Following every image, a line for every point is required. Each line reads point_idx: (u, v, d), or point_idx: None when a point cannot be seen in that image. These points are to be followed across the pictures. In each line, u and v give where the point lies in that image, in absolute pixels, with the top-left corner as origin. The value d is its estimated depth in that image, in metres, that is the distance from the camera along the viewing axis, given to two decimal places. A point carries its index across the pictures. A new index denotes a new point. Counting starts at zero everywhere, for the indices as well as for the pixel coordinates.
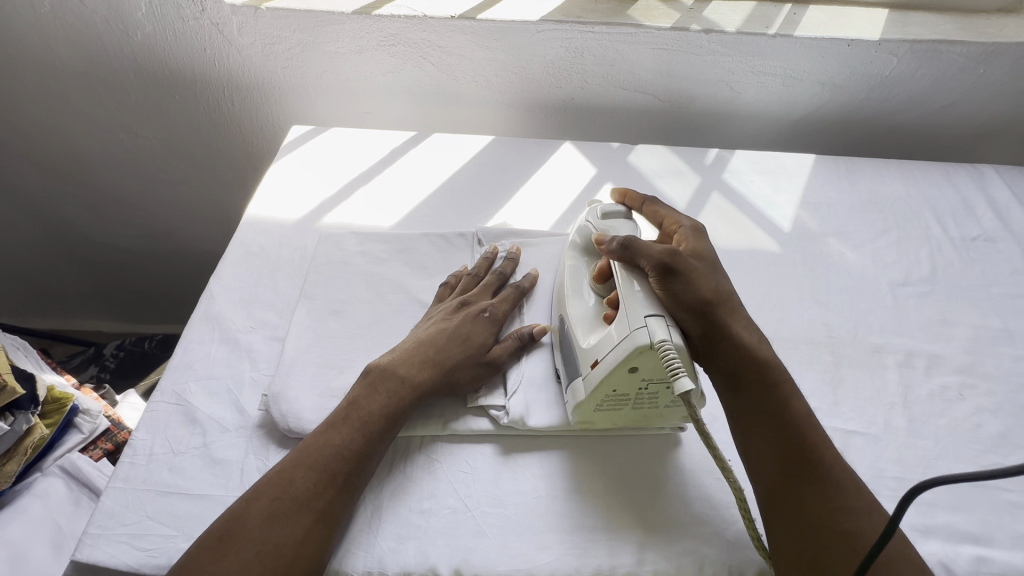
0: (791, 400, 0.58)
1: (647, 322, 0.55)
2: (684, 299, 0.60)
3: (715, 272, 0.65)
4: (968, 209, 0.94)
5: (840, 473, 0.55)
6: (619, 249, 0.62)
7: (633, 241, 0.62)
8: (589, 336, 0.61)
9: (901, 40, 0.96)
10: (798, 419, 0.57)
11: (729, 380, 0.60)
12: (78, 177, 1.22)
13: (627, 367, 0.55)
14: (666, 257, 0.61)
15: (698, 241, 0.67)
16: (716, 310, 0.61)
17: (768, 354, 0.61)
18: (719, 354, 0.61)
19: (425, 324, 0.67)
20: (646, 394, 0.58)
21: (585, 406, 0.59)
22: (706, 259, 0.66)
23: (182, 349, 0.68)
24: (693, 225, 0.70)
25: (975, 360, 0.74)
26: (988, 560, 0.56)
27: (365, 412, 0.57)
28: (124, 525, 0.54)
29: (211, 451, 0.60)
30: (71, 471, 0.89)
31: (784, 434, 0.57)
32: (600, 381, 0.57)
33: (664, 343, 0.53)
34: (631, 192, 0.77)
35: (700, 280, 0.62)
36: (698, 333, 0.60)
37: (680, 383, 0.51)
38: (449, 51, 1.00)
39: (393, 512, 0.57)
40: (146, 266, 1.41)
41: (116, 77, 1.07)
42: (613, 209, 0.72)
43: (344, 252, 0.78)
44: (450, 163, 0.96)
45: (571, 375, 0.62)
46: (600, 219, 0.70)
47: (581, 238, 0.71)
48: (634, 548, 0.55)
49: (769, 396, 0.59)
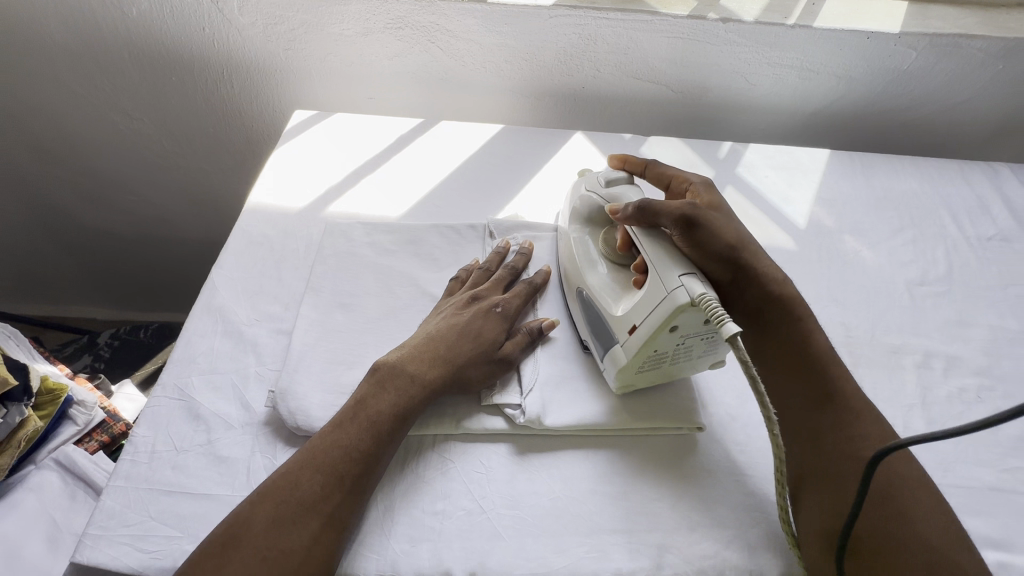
0: (813, 334, 0.61)
1: (683, 281, 0.53)
2: (709, 248, 0.61)
3: (734, 219, 0.66)
4: (983, 207, 0.93)
5: (856, 400, 0.57)
6: (636, 213, 0.60)
7: (649, 201, 0.60)
8: (620, 304, 0.60)
9: (921, 34, 0.94)
10: (821, 354, 0.59)
11: (752, 317, 0.63)
12: (69, 159, 1.17)
13: (669, 326, 0.54)
14: (688, 211, 0.60)
15: (710, 194, 0.67)
16: (740, 253, 0.62)
17: (790, 292, 0.63)
18: (744, 293, 0.62)
19: (434, 318, 0.65)
20: (683, 348, 0.57)
21: (628, 370, 0.58)
22: (722, 210, 0.66)
23: (183, 342, 0.66)
24: (705, 179, 0.69)
25: (992, 362, 0.73)
26: (1008, 566, 0.56)
27: (373, 412, 0.55)
28: (126, 525, 0.52)
29: (216, 449, 0.57)
30: (67, 465, 0.86)
31: (806, 366, 0.59)
32: (642, 346, 0.56)
33: (705, 295, 0.51)
34: (630, 156, 0.75)
35: (724, 227, 0.62)
36: (723, 276, 0.62)
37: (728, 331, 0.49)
38: (458, 35, 0.97)
39: (405, 513, 0.55)
40: (140, 253, 1.37)
41: (109, 55, 1.03)
42: (614, 176, 0.70)
43: (352, 243, 0.76)
44: (460, 151, 0.93)
45: (607, 344, 0.61)
46: (605, 187, 0.69)
47: (584, 207, 0.71)
48: (654, 552, 0.54)
49: (792, 333, 0.61)
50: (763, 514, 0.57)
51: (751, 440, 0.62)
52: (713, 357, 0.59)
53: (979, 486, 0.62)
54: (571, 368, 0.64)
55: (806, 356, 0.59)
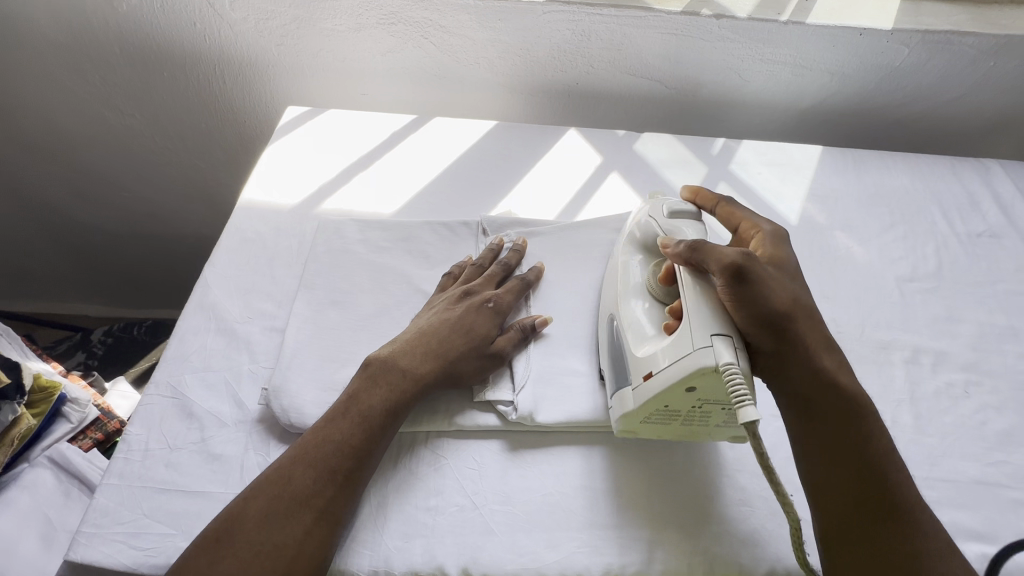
0: (877, 436, 0.53)
1: (713, 341, 0.50)
2: (757, 313, 0.51)
3: (797, 282, 0.57)
4: (973, 204, 0.94)
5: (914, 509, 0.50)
6: (686, 253, 0.56)
7: (700, 243, 0.55)
8: (643, 345, 0.57)
9: (913, 31, 0.94)
10: (881, 459, 0.52)
11: (798, 404, 0.54)
12: (60, 155, 1.16)
13: (686, 385, 0.51)
14: (741, 259, 0.52)
15: (777, 248, 0.61)
16: (795, 325, 0.53)
17: (847, 381, 0.54)
18: (792, 376, 0.53)
19: (426, 314, 0.65)
20: (698, 411, 0.54)
21: (632, 416, 0.56)
22: (788, 268, 0.59)
23: (176, 339, 0.66)
24: (774, 228, 0.63)
25: (980, 358, 0.74)
26: (992, 558, 0.57)
27: (365, 407, 0.55)
28: (120, 523, 0.52)
29: (209, 447, 0.58)
30: (61, 462, 0.86)
31: (862, 470, 0.51)
32: (653, 397, 0.53)
33: (731, 365, 0.48)
34: (703, 190, 0.71)
35: (780, 289, 0.54)
36: (770, 349, 0.53)
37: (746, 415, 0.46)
38: (452, 31, 0.96)
39: (398, 510, 0.55)
40: (134, 251, 1.36)
41: (100, 51, 1.02)
42: (682, 207, 0.66)
43: (345, 240, 0.75)
44: (454, 147, 0.93)
45: (619, 381, 0.58)
46: (667, 218, 0.65)
47: (641, 233, 0.66)
48: (644, 547, 0.54)
49: (849, 433, 0.52)
50: (753, 509, 0.57)
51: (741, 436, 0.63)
52: (733, 431, 0.56)
53: (964, 480, 0.63)
54: (566, 365, 0.65)
55: (863, 460, 0.51)
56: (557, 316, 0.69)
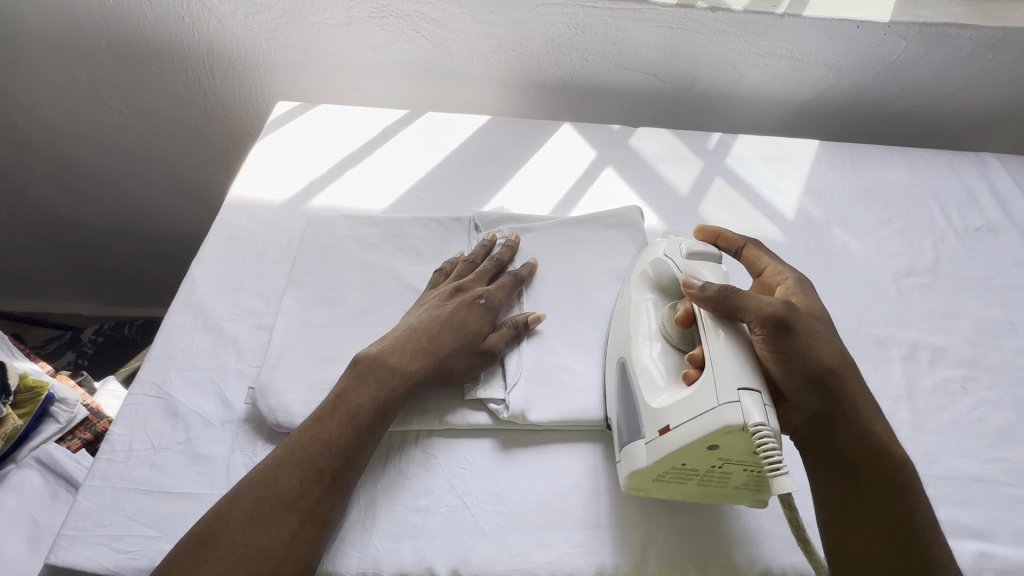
0: (920, 504, 0.51)
1: (741, 397, 0.47)
2: (799, 368, 0.51)
3: (835, 336, 0.56)
4: (971, 198, 0.93)
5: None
6: (716, 298, 0.53)
7: (734, 290, 0.53)
8: (659, 395, 0.53)
9: (911, 23, 0.93)
10: (923, 528, 0.50)
11: (842, 467, 0.52)
12: (48, 152, 1.15)
13: (708, 444, 0.47)
14: (782, 311, 0.51)
15: (809, 297, 0.59)
16: (838, 384, 0.53)
17: (893, 447, 0.53)
18: (837, 437, 0.52)
19: (417, 310, 0.64)
20: (717, 472, 0.50)
21: (644, 474, 0.52)
22: (822, 319, 0.58)
23: (161, 338, 0.65)
24: (800, 277, 0.62)
25: (978, 353, 0.73)
26: (990, 556, 0.56)
27: (353, 406, 0.54)
28: (102, 525, 0.51)
29: (195, 447, 0.57)
30: (48, 463, 0.85)
31: (900, 537, 0.50)
32: (668, 454, 0.49)
33: (761, 426, 0.45)
34: (725, 231, 0.68)
35: (825, 345, 0.53)
36: (814, 406, 0.52)
37: (780, 484, 0.44)
38: (444, 24, 0.95)
39: (387, 510, 0.54)
40: (125, 249, 1.34)
41: (88, 46, 1.01)
42: (701, 248, 0.63)
43: (335, 236, 0.74)
44: (446, 143, 0.92)
45: (629, 432, 0.55)
46: (685, 258, 0.61)
47: (655, 273, 0.63)
48: (638, 547, 0.54)
49: (892, 500, 0.51)
50: (749, 507, 0.56)
51: None
52: (753, 494, 0.52)
53: (962, 477, 0.62)
54: (559, 362, 0.63)
55: (902, 527, 0.50)
56: (550, 313, 0.68)
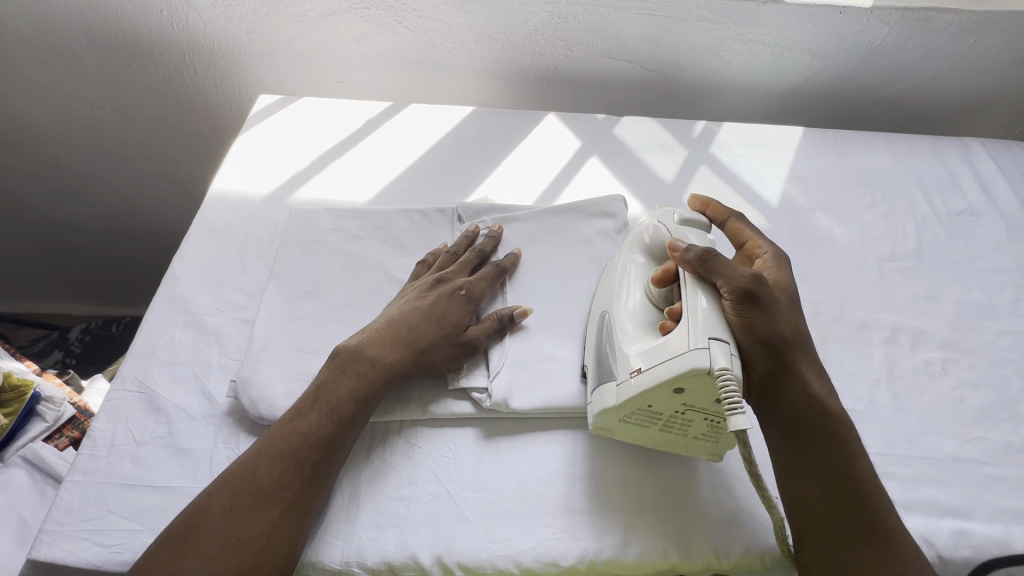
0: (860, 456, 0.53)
1: (709, 344, 0.48)
2: (757, 333, 0.52)
3: (798, 310, 0.57)
4: (953, 182, 0.93)
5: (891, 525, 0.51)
6: (696, 260, 0.55)
7: (715, 253, 0.54)
8: (633, 342, 0.55)
9: (893, 8, 0.93)
10: (866, 480, 0.52)
11: (787, 427, 0.53)
12: (29, 153, 1.14)
13: (674, 386, 0.49)
14: (752, 281, 0.53)
15: (781, 272, 0.60)
16: (791, 351, 0.53)
17: (835, 408, 0.54)
18: (783, 400, 0.53)
19: (399, 301, 0.63)
20: (680, 418, 0.53)
21: (612, 413, 0.54)
22: (788, 293, 0.58)
23: (143, 333, 0.64)
24: (778, 251, 0.63)
25: (958, 335, 0.74)
26: (968, 533, 0.57)
27: (333, 398, 0.54)
28: (84, 520, 0.51)
29: (177, 441, 0.57)
30: (35, 461, 0.84)
31: (840, 489, 0.51)
32: (636, 393, 0.51)
33: (725, 371, 0.47)
34: (713, 202, 0.71)
35: (784, 315, 0.54)
36: (764, 371, 0.53)
37: (735, 422, 0.45)
38: (426, 15, 0.94)
39: (371, 499, 0.55)
40: (110, 248, 1.32)
41: (66, 42, 1.00)
42: (693, 216, 0.64)
43: (317, 229, 0.74)
44: (429, 135, 0.91)
45: (601, 376, 0.56)
46: (676, 224, 0.62)
47: (649, 237, 0.64)
48: (620, 531, 0.54)
49: (833, 456, 0.53)
50: (730, 490, 0.57)
51: None
52: (711, 445, 0.55)
53: (941, 457, 0.63)
54: (542, 350, 0.64)
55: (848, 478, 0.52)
56: (533, 303, 0.68)
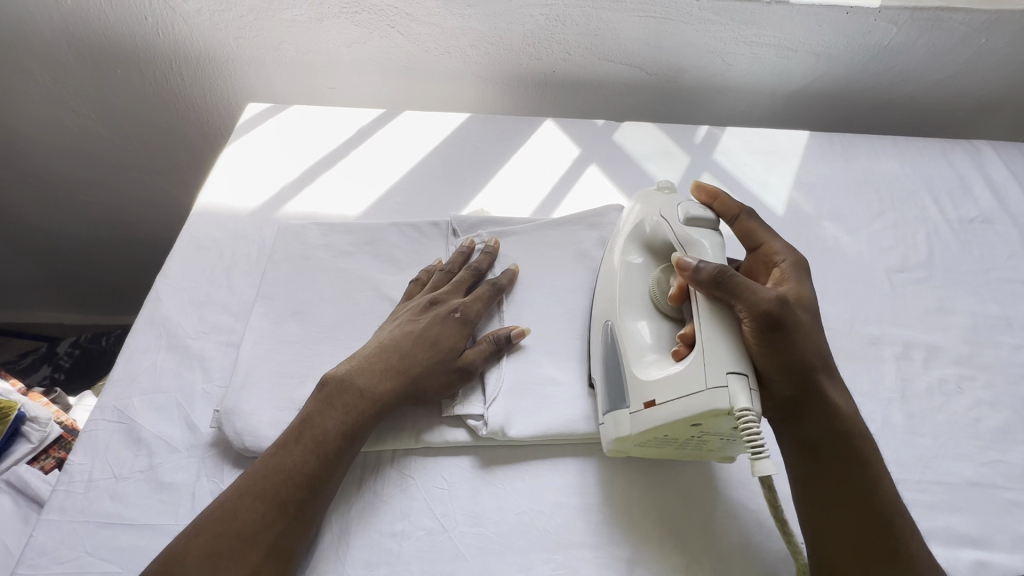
0: (880, 474, 0.51)
1: (729, 381, 0.46)
2: (782, 359, 0.49)
3: (818, 325, 0.55)
4: (965, 188, 0.90)
5: (920, 556, 0.48)
6: (710, 281, 0.50)
7: (729, 272, 0.50)
8: (645, 368, 0.53)
9: (902, 8, 0.90)
10: (886, 500, 0.50)
11: (807, 449, 0.52)
12: (15, 163, 1.11)
13: (693, 421, 0.48)
14: (776, 306, 0.49)
15: (800, 285, 0.57)
16: (814, 371, 0.51)
17: (858, 424, 0.52)
18: (805, 421, 0.51)
19: (389, 325, 0.61)
20: (695, 440, 0.51)
21: (628, 440, 0.52)
22: (808, 308, 0.56)
23: (124, 359, 0.62)
24: (798, 261, 0.59)
25: (973, 351, 0.71)
26: (987, 565, 0.54)
27: (320, 432, 0.51)
28: (59, 563, 0.48)
29: (158, 475, 0.54)
30: (19, 485, 0.81)
31: (863, 511, 0.49)
32: (654, 426, 0.49)
33: (747, 411, 0.45)
34: (723, 195, 0.64)
35: (808, 335, 0.51)
36: (787, 394, 0.51)
37: (761, 466, 0.44)
38: (419, 19, 0.91)
39: (361, 536, 0.52)
40: (100, 258, 1.29)
41: (49, 50, 0.97)
42: (700, 212, 0.59)
43: (306, 245, 0.71)
44: (424, 143, 0.88)
45: (612, 402, 0.54)
46: (683, 225, 0.58)
47: (651, 232, 0.60)
48: (624, 567, 0.51)
49: (852, 473, 0.50)
50: (739, 519, 0.55)
51: None
52: (722, 454, 0.54)
53: (958, 481, 0.60)
54: (542, 372, 0.61)
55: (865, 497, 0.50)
56: (530, 323, 0.65)
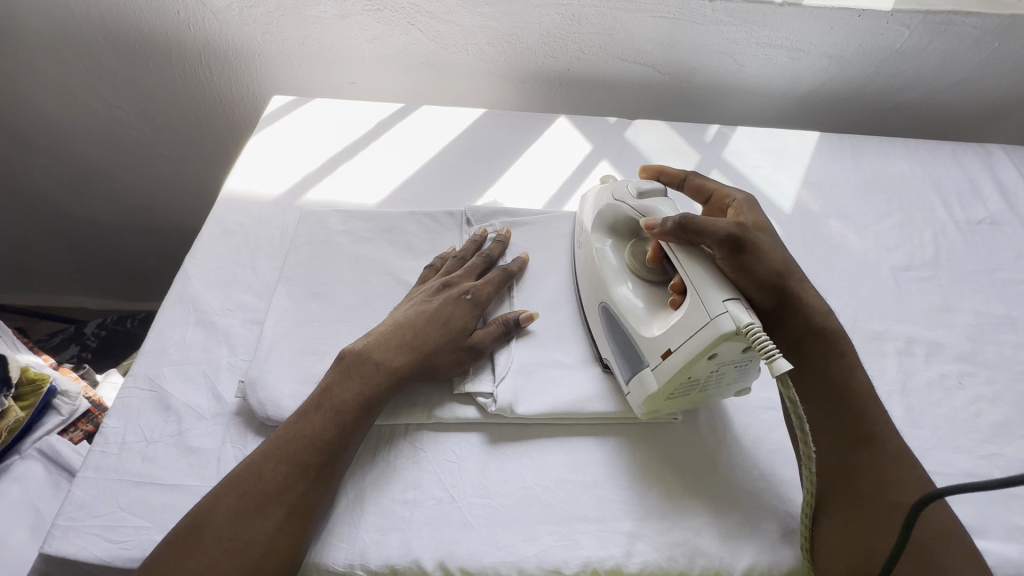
0: (853, 373, 0.57)
1: (728, 306, 0.49)
2: (756, 274, 0.56)
3: (779, 242, 0.61)
4: (974, 190, 0.91)
5: (897, 450, 0.53)
6: (676, 229, 0.55)
7: (690, 218, 0.55)
8: (653, 325, 0.55)
9: (914, 11, 0.91)
10: (860, 397, 0.56)
11: (792, 349, 0.59)
12: (49, 150, 1.15)
13: (709, 353, 0.50)
14: (736, 230, 0.55)
15: (754, 213, 0.63)
16: (786, 280, 0.58)
17: (832, 324, 0.59)
18: (787, 324, 0.59)
19: (405, 305, 0.64)
20: (715, 377, 0.53)
21: (657, 396, 0.54)
22: (769, 231, 0.62)
23: (155, 331, 0.65)
24: (747, 197, 0.65)
25: (976, 348, 0.72)
26: (982, 552, 0.56)
27: (338, 401, 0.54)
28: (95, 516, 0.52)
29: (186, 440, 0.57)
30: (50, 454, 0.86)
31: (841, 404, 0.56)
32: (677, 372, 0.52)
33: (752, 325, 0.48)
34: (666, 168, 0.71)
35: (770, 252, 0.58)
36: (769, 305, 0.58)
37: (778, 365, 0.46)
38: (438, 17, 0.94)
39: (375, 503, 0.55)
40: (126, 244, 1.34)
41: (85, 41, 1.01)
42: (649, 185, 0.64)
43: (327, 231, 0.74)
44: (441, 136, 0.91)
45: (633, 365, 0.57)
46: (637, 198, 0.63)
47: (611, 215, 0.65)
48: (624, 540, 0.54)
49: (831, 367, 0.58)
50: (736, 500, 0.56)
51: (726, 428, 0.62)
52: (738, 386, 0.56)
53: (955, 472, 0.61)
54: (549, 354, 0.64)
55: (838, 391, 0.57)
56: (539, 309, 0.67)
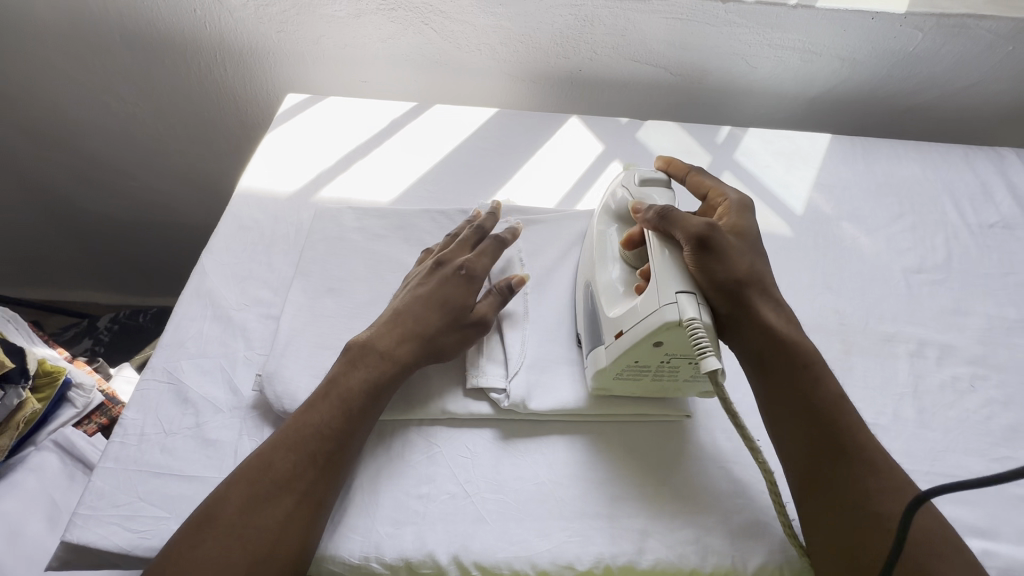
0: (823, 381, 0.55)
1: (678, 298, 0.51)
2: (716, 277, 0.55)
3: (752, 251, 0.60)
4: (987, 194, 0.91)
5: (880, 459, 0.52)
6: (655, 218, 0.57)
7: (671, 209, 0.57)
8: (615, 305, 0.58)
9: (928, 14, 0.91)
10: (829, 405, 0.54)
11: (753, 359, 0.57)
12: (64, 145, 1.17)
13: (653, 340, 0.52)
14: (705, 229, 0.55)
15: (741, 216, 0.62)
16: (747, 288, 0.57)
17: (795, 335, 0.57)
18: (744, 333, 0.57)
19: (403, 291, 0.64)
20: (667, 366, 0.56)
21: (606, 372, 0.57)
22: (748, 239, 0.61)
23: (172, 325, 0.66)
24: (739, 198, 0.64)
25: (988, 351, 0.72)
26: (994, 554, 0.56)
27: (346, 390, 0.55)
28: (115, 506, 0.53)
29: (204, 432, 0.58)
30: (65, 446, 0.87)
31: (807, 413, 0.54)
32: (622, 352, 0.54)
33: (694, 321, 0.50)
34: (675, 159, 0.71)
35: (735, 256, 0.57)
36: (723, 310, 0.56)
37: (707, 364, 0.49)
38: (452, 16, 0.95)
39: (390, 496, 0.55)
40: (138, 240, 1.35)
41: (102, 38, 1.02)
42: (653, 175, 0.66)
43: (342, 228, 0.75)
44: (453, 134, 0.92)
45: (594, 341, 0.60)
46: (638, 186, 0.65)
47: (615, 204, 0.66)
48: (636, 537, 0.54)
49: (800, 376, 0.55)
50: (748, 498, 0.57)
51: None
52: (703, 387, 0.58)
53: (966, 474, 0.61)
54: (563, 352, 0.64)
55: (803, 402, 0.54)
56: (552, 307, 0.68)
